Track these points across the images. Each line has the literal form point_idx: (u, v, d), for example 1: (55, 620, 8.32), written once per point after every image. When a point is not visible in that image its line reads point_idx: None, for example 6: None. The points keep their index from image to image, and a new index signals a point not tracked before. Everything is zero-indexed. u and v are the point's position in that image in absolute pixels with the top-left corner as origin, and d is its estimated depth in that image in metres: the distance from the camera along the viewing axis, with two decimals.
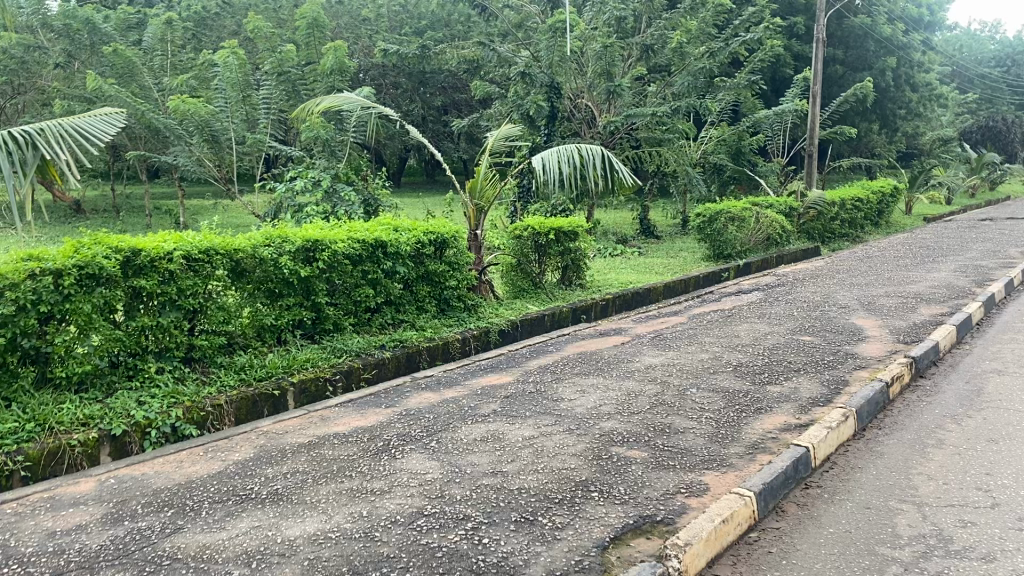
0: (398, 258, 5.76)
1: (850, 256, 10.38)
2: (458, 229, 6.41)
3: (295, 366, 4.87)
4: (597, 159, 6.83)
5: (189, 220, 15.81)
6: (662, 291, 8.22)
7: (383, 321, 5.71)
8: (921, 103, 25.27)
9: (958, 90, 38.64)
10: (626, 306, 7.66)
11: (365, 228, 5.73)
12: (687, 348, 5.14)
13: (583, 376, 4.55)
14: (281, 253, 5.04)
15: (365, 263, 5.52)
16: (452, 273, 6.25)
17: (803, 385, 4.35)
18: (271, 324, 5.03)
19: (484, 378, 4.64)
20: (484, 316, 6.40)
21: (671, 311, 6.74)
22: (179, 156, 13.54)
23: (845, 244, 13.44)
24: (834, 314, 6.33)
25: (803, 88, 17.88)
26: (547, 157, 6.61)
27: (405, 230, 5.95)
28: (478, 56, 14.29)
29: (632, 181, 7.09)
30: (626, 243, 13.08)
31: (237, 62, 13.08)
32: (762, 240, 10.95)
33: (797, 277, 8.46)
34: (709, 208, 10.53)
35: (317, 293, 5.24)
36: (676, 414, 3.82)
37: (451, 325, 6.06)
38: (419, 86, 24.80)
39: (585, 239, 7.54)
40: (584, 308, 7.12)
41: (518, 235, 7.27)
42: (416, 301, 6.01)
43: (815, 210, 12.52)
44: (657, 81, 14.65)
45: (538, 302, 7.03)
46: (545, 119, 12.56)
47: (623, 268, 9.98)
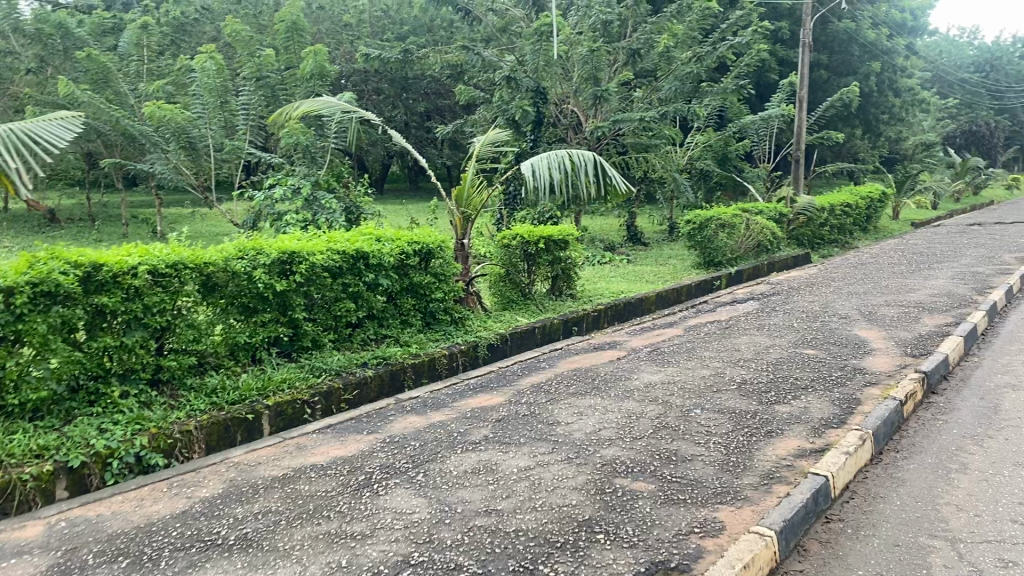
0: (381, 270, 5.46)
1: (843, 263, 10.16)
2: (444, 239, 6.12)
3: (270, 387, 4.57)
4: (588, 164, 6.58)
5: (166, 229, 15.43)
6: (655, 300, 7.97)
7: (365, 336, 5.41)
8: (905, 108, 25.24)
9: (939, 95, 38.81)
10: (618, 317, 7.40)
11: (346, 238, 5.42)
12: (687, 364, 4.86)
13: (579, 395, 4.27)
14: (256, 266, 4.72)
15: (346, 276, 5.22)
16: (438, 284, 5.96)
17: (814, 405, 4.09)
18: (245, 342, 4.72)
19: (473, 399, 4.35)
20: (471, 329, 6.12)
21: (666, 322, 6.47)
22: (154, 164, 13.17)
23: (836, 250, 13.27)
24: (836, 325, 6.08)
25: (789, 93, 17.74)
26: (537, 163, 6.35)
27: (389, 240, 5.65)
28: (461, 61, 14.02)
29: (625, 188, 6.82)
30: (614, 251, 12.82)
31: (214, 67, 12.75)
32: (753, 247, 10.73)
33: (792, 285, 8.22)
34: (699, 215, 10.27)
35: (295, 308, 4.93)
36: (682, 439, 3.55)
37: (437, 339, 5.78)
38: (402, 92, 24.53)
39: (575, 247, 7.26)
40: (575, 320, 6.85)
41: (507, 245, 6.98)
42: (400, 315, 5.71)
43: (806, 216, 12.33)
44: (643, 86, 14.43)
45: (527, 314, 6.75)
46: (530, 124, 12.30)
47: (613, 276, 9.72)
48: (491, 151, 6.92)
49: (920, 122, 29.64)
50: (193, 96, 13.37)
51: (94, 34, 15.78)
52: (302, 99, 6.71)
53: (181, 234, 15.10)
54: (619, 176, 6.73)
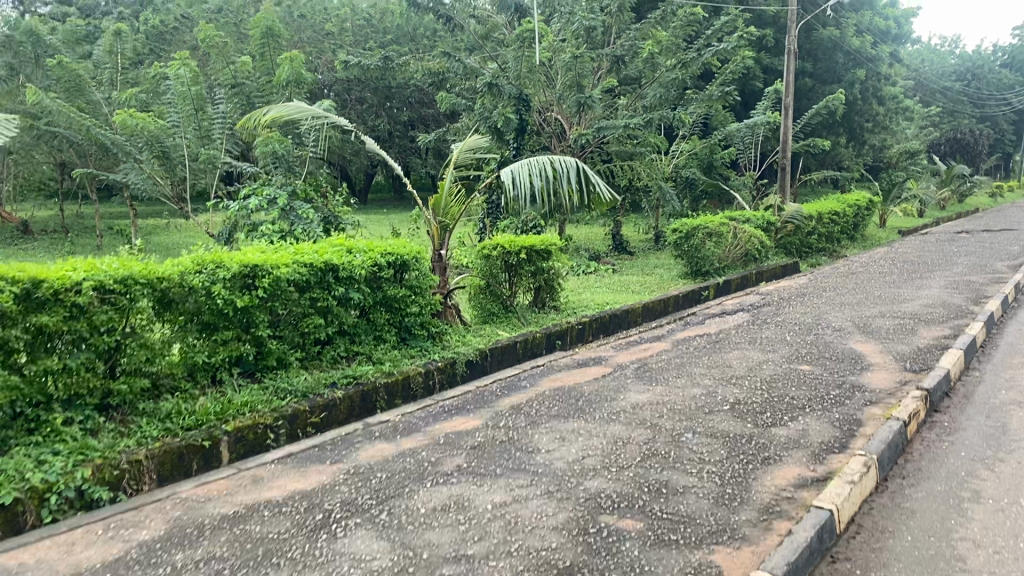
0: (352, 283, 5.15)
1: (833, 272, 9.93)
2: (420, 250, 5.82)
3: (230, 411, 4.25)
4: (571, 171, 6.30)
5: (141, 241, 15.05)
6: (641, 312, 7.70)
7: (335, 353, 5.10)
8: (889, 116, 25.16)
9: (922, 103, 38.94)
10: (604, 329, 7.12)
11: (314, 250, 5.12)
12: (676, 383, 4.58)
13: (561, 418, 3.98)
14: (214, 281, 4.41)
15: (313, 290, 4.92)
16: (414, 298, 5.65)
17: (812, 428, 3.82)
18: (203, 362, 4.41)
19: (448, 423, 4.05)
20: (449, 345, 5.81)
21: (652, 336, 6.20)
22: (127, 174, 12.81)
23: (824, 259, 13.06)
24: (830, 338, 5.82)
25: (775, 100, 17.57)
26: (518, 170, 6.06)
27: (360, 252, 5.34)
28: (443, 68, 13.76)
29: (610, 196, 6.56)
30: (599, 260, 12.56)
31: (188, 74, 12.42)
32: (741, 256, 10.50)
33: (782, 296, 7.97)
34: (685, 224, 10.04)
35: (258, 325, 4.62)
36: (671, 468, 3.27)
37: (413, 356, 5.47)
38: (384, 101, 24.30)
39: (558, 258, 6.98)
40: (559, 333, 6.56)
41: (487, 256, 6.68)
42: (373, 330, 5.41)
43: (794, 224, 12.11)
44: (628, 93, 14.20)
45: (509, 328, 6.46)
46: (513, 132, 12.03)
47: (598, 287, 9.44)
48: (470, 157, 6.63)
49: (904, 130, 29.63)
50: (167, 104, 13.04)
51: (67, 42, 15.43)
52: (271, 104, 6.40)
53: (157, 246, 14.72)
54: (603, 183, 6.46)
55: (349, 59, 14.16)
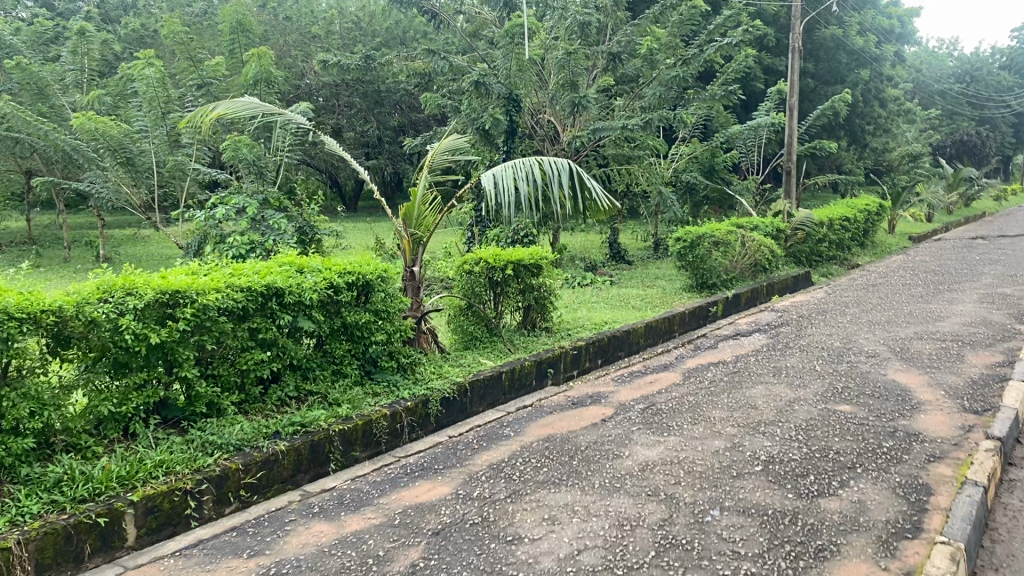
0: (302, 309, 4.32)
1: (851, 284, 9.11)
2: (388, 267, 4.99)
3: (139, 474, 3.40)
4: (563, 174, 5.45)
5: (111, 253, 14.22)
6: (644, 332, 6.87)
7: (281, 394, 4.28)
8: (891, 118, 24.45)
9: (922, 106, 38.25)
10: (602, 354, 6.30)
11: (256, 270, 4.29)
12: (692, 432, 3.76)
13: (551, 486, 3.15)
14: (122, 311, 3.56)
15: (251, 319, 4.10)
16: (381, 324, 4.82)
17: (870, 499, 2.98)
18: (110, 413, 3.57)
19: (409, 490, 3.23)
20: (423, 378, 4.98)
21: (658, 364, 5.37)
22: (91, 183, 11.97)
23: (835, 268, 12.29)
24: (865, 367, 5.01)
25: (778, 102, 16.80)
26: (502, 173, 5.25)
27: (313, 272, 4.51)
28: (428, 68, 12.95)
29: (609, 204, 5.68)
30: (596, 270, 11.78)
31: (156, 76, 11.60)
32: (750, 267, 9.71)
33: (801, 313, 7.16)
34: (690, 232, 9.25)
35: (182, 364, 3.79)
36: (695, 571, 2.45)
37: (378, 395, 4.64)
38: (374, 106, 23.53)
39: (551, 272, 6.16)
40: (551, 360, 5.73)
41: (468, 271, 5.87)
42: (329, 363, 4.59)
43: (804, 231, 11.30)
44: (625, 94, 13.41)
45: (493, 355, 5.63)
46: (503, 134, 11.27)
47: (595, 302, 8.66)
48: (447, 162, 5.75)
49: (907, 132, 28.92)
50: (134, 108, 12.21)
51: (32, 44, 14.60)
52: (218, 101, 5.48)
53: (128, 258, 13.90)
54: (602, 190, 5.59)
55: (328, 60, 13.32)
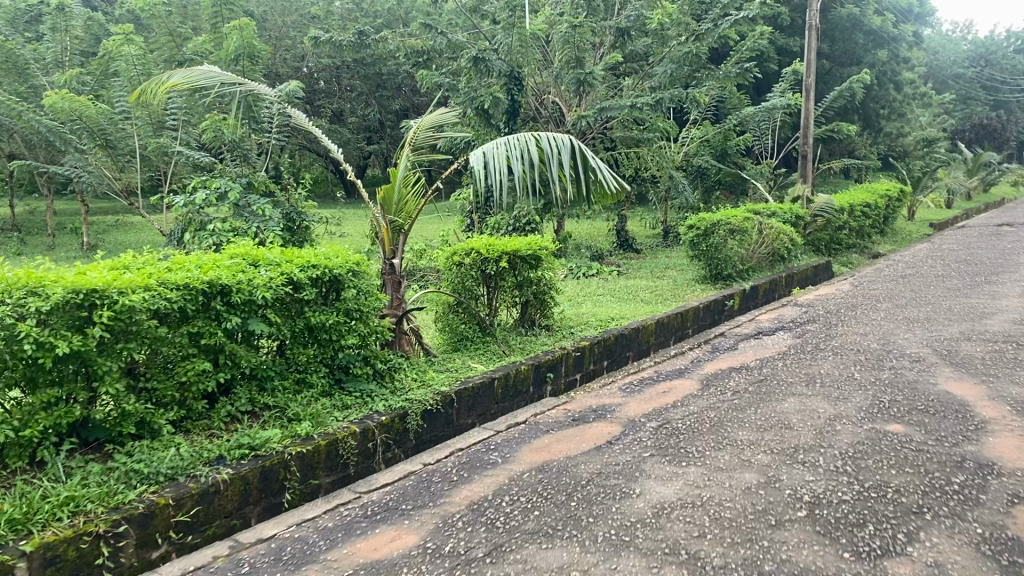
0: (253, 309, 3.68)
1: (878, 275, 8.42)
2: (361, 259, 4.34)
3: (39, 516, 2.76)
4: (564, 153, 4.76)
5: (96, 240, 13.63)
6: (654, 331, 6.22)
7: (231, 409, 3.67)
8: (908, 102, 23.66)
9: (937, 90, 37.29)
10: (608, 355, 5.65)
11: (200, 263, 3.64)
12: (716, 461, 3.10)
13: (542, 539, 2.51)
14: (22, 314, 2.91)
15: (189, 323, 3.46)
16: (352, 326, 4.18)
17: (950, 561, 2.33)
18: (9, 439, 2.92)
19: (367, 542, 2.59)
20: (401, 386, 4.35)
21: (673, 370, 4.71)
22: (68, 166, 11.36)
23: (855, 257, 11.62)
24: (911, 376, 4.33)
25: (792, 83, 16.07)
26: (493, 151, 4.58)
27: (269, 266, 3.86)
28: (426, 45, 12.25)
29: (618, 188, 4.96)
30: (603, 259, 11.14)
31: (136, 53, 10.93)
32: (767, 257, 9.03)
33: (828, 308, 6.49)
34: (703, 220, 8.63)
35: (103, 378, 3.14)
36: None
37: (348, 408, 4.01)
38: (375, 89, 22.83)
39: (551, 263, 5.50)
40: (551, 364, 5.09)
41: (458, 263, 5.22)
42: (292, 372, 3.97)
43: (824, 218, 10.61)
44: (634, 72, 12.72)
45: (485, 358, 4.99)
46: (504, 115, 10.67)
47: (602, 295, 8.03)
48: (432, 139, 5.06)
49: (923, 117, 28.08)
50: (115, 87, 11.56)
51: (13, 22, 13.95)
52: (173, 71, 4.79)
53: (113, 246, 13.33)
54: (609, 173, 4.87)
55: (319, 36, 12.61)
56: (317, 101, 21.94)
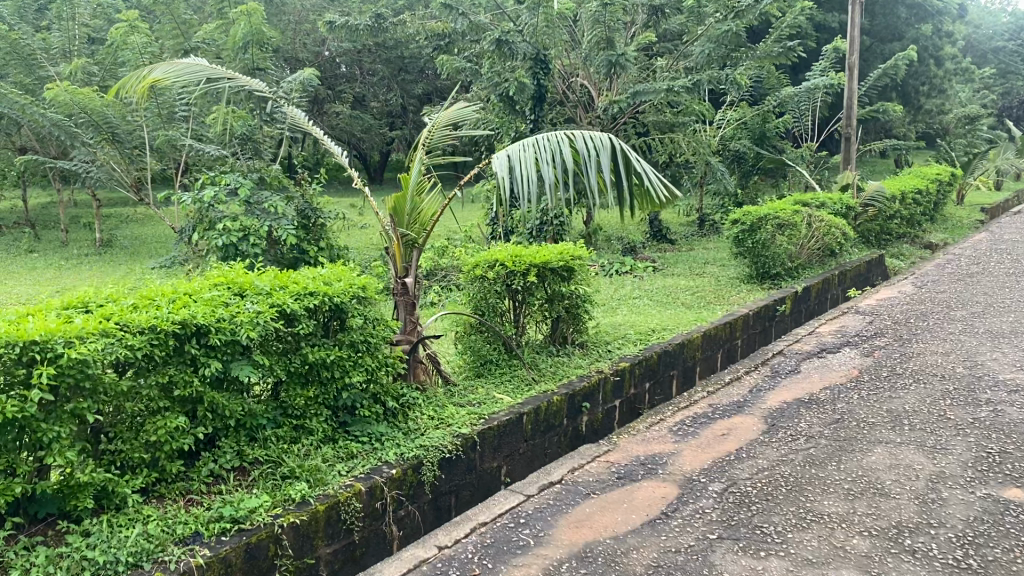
0: (237, 350, 3.10)
1: (941, 273, 7.71)
2: (368, 280, 3.75)
3: None
4: (603, 155, 4.12)
5: (110, 236, 13.19)
6: (700, 344, 5.59)
7: (214, 467, 3.11)
8: (952, 77, 22.60)
9: (978, 64, 35.81)
10: (650, 376, 5.05)
11: (173, 297, 3.06)
12: (804, 553, 2.49)
13: None
14: None
15: (159, 371, 2.90)
16: (357, 361, 3.59)
17: None
18: None
19: None
20: (417, 426, 3.76)
21: (729, 403, 4.08)
22: (77, 161, 10.92)
23: (907, 247, 10.89)
24: (1015, 414, 3.66)
25: (834, 61, 15.22)
26: (519, 154, 3.97)
27: (256, 296, 3.28)
28: (447, 28, 11.61)
29: (667, 200, 4.31)
30: (636, 252, 10.51)
31: (143, 40, 10.39)
32: (818, 253, 8.33)
33: (894, 316, 5.82)
34: (749, 213, 7.99)
35: (52, 446, 2.57)
36: None
37: (353, 458, 3.43)
38: (398, 73, 22.19)
39: (586, 274, 4.89)
40: (586, 391, 4.48)
41: (481, 277, 4.63)
42: (288, 417, 3.40)
43: (875, 207, 9.87)
44: (668, 53, 11.99)
45: (513, 385, 4.39)
46: (530, 101, 10.12)
47: (638, 297, 7.42)
48: (451, 137, 4.44)
49: (967, 93, 26.90)
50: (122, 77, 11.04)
51: (21, 10, 13.47)
52: (156, 64, 4.21)
53: (128, 242, 12.90)
54: (656, 182, 4.23)
55: (334, 20, 11.98)
56: (338, 87, 21.32)
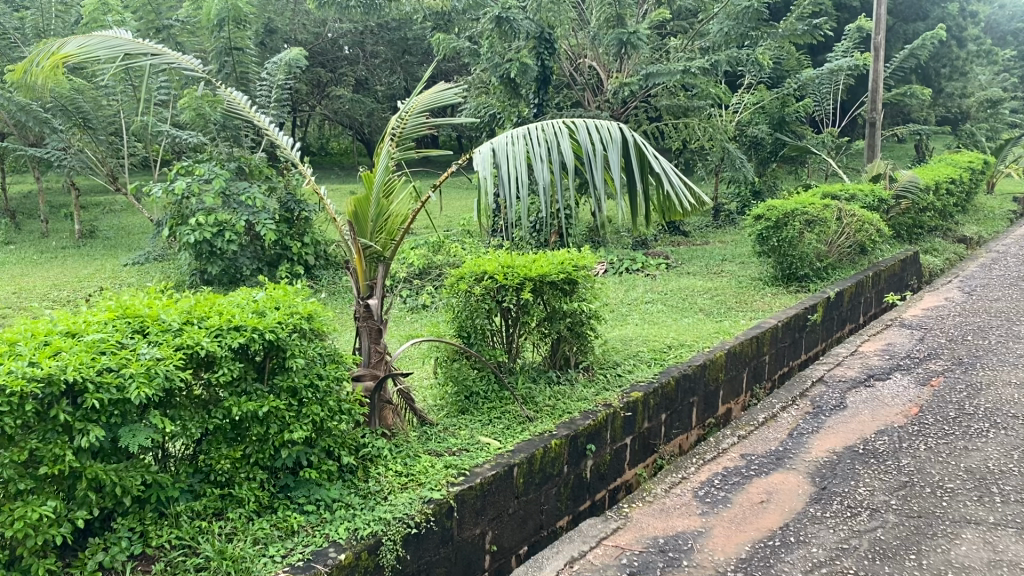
0: (127, 408, 2.35)
1: (989, 276, 6.94)
2: (314, 307, 3.00)
3: None
4: (614, 150, 3.37)
5: (90, 226, 12.51)
6: (725, 364, 4.84)
7: (104, 559, 2.34)
8: (976, 58, 21.60)
9: (999, 47, 34.63)
10: (668, 406, 4.31)
11: (38, 344, 2.32)
12: None
13: None
14: None
15: (17, 443, 2.15)
16: (297, 411, 2.84)
17: None
18: None
19: None
20: (377, 488, 3.01)
21: (768, 459, 3.49)
22: (50, 147, 10.22)
23: (940, 241, 10.10)
24: None
25: (858, 41, 14.37)
26: (507, 147, 3.23)
27: (160, 334, 2.54)
28: (445, 5, 10.82)
29: (692, 207, 3.57)
30: (647, 246, 9.79)
31: (117, 18, 9.64)
32: (849, 251, 7.54)
33: (946, 332, 5.09)
34: (775, 208, 7.24)
35: None
36: None
37: (295, 534, 2.68)
38: (401, 54, 21.33)
39: (590, 286, 4.14)
40: (592, 432, 3.74)
41: (467, 292, 3.91)
42: (209, 485, 2.67)
43: (908, 199, 9.07)
44: (682, 32, 11.22)
45: (502, 424, 3.64)
46: (534, 84, 9.51)
47: (651, 302, 6.69)
48: (428, 126, 3.68)
49: (990, 77, 25.85)
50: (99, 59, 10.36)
51: None
52: (66, 36, 3.40)
53: (109, 233, 12.22)
54: (678, 184, 3.48)
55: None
56: (340, 69, 20.49)
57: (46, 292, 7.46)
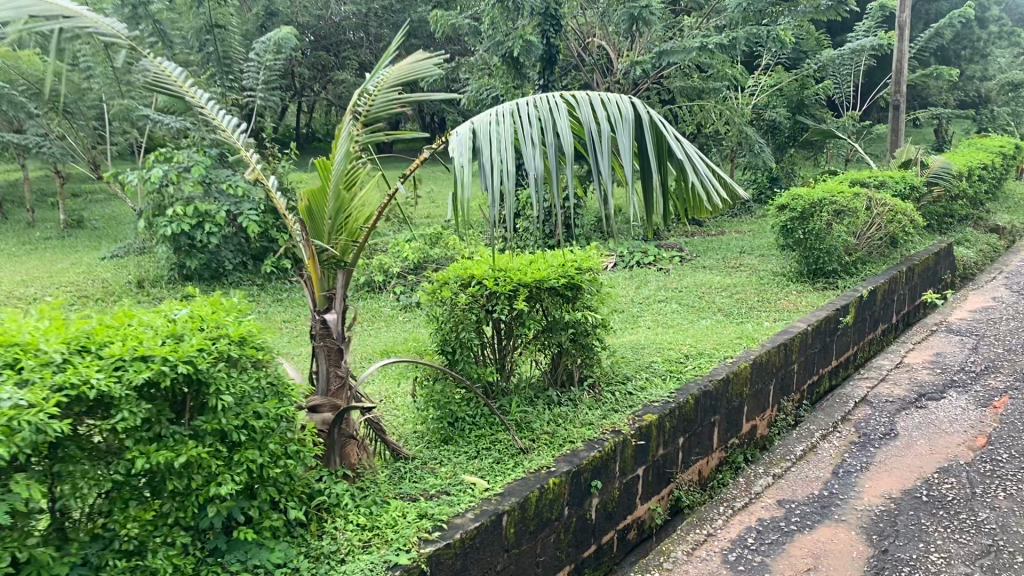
0: None
1: None
2: (247, 329, 2.43)
3: None
4: (623, 131, 2.78)
5: (76, 215, 11.97)
6: (750, 376, 4.25)
7: None
8: (999, 37, 20.73)
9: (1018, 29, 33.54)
10: (685, 429, 3.73)
11: None
12: None
13: None
14: None
15: None
16: (223, 459, 2.26)
17: None
18: None
19: None
20: (329, 548, 2.42)
21: (818, 511, 3.10)
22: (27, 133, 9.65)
23: (971, 231, 9.47)
24: None
25: (880, 19, 13.62)
26: (490, 129, 2.65)
27: (33, 371, 1.96)
28: None
29: (720, 199, 2.97)
30: (659, 236, 9.20)
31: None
32: (879, 244, 6.92)
33: (1000, 345, 4.53)
34: (800, 196, 6.62)
35: None
36: None
37: None
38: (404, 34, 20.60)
39: (593, 291, 3.55)
40: (597, 465, 3.16)
41: (450, 301, 3.34)
42: (111, 554, 2.08)
43: (941, 186, 8.42)
44: (697, 9, 10.54)
45: (489, 458, 3.07)
46: (540, 63, 8.79)
47: (664, 300, 6.11)
48: (399, 103, 3.09)
49: (1011, 59, 24.93)
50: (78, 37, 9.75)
51: None
52: None
53: (94, 223, 11.67)
54: (704, 173, 2.89)
55: None
56: (340, 52, 19.80)
57: (12, 289, 6.96)
